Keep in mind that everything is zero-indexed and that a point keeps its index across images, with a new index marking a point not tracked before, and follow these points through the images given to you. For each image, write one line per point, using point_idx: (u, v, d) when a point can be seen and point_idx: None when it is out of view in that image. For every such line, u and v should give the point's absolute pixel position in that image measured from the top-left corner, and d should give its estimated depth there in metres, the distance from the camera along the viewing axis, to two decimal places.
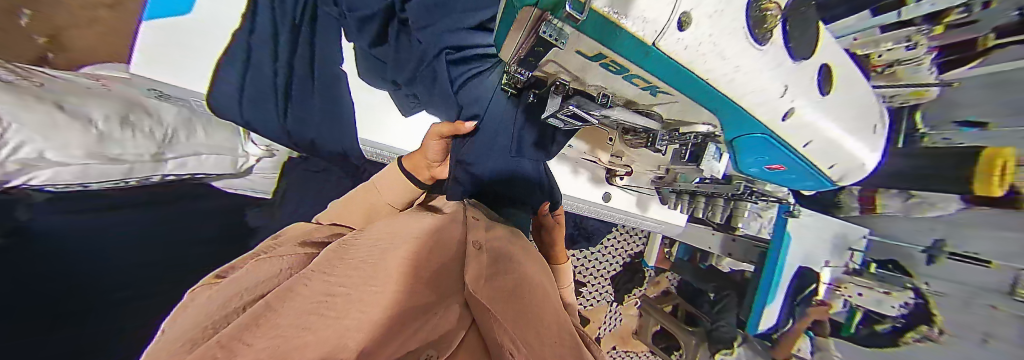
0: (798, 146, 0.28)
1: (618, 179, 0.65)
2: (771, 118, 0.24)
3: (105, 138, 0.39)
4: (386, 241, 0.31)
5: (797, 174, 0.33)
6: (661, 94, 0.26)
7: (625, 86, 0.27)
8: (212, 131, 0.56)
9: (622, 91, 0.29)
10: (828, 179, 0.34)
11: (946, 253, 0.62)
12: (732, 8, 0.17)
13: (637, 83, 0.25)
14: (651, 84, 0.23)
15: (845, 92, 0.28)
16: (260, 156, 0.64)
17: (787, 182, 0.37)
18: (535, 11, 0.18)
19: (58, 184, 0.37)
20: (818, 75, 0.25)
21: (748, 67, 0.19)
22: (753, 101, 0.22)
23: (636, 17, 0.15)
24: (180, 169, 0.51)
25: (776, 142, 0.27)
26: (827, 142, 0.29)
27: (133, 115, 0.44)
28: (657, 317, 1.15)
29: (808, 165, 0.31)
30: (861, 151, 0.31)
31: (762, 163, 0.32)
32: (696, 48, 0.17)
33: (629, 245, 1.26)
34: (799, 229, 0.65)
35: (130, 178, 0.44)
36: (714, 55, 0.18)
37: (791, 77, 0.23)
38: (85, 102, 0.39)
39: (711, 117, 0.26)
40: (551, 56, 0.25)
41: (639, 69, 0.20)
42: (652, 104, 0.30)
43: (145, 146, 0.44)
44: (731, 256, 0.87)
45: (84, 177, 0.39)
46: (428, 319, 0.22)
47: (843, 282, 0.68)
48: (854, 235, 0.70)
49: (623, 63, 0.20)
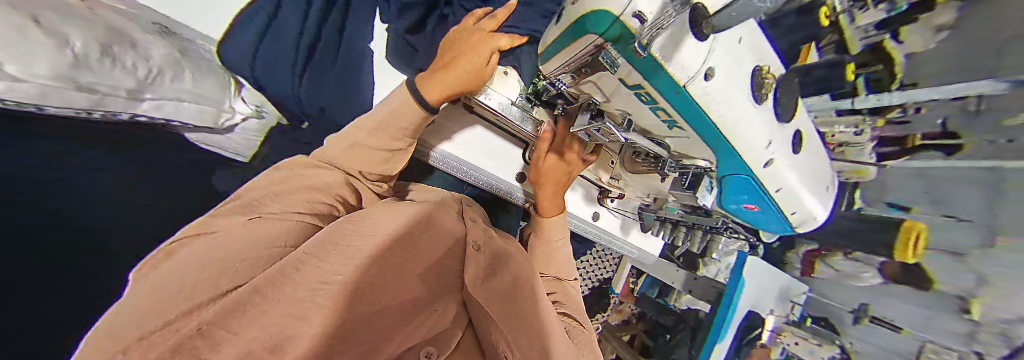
0: (772, 190, 0.34)
1: (609, 201, 0.70)
2: (755, 162, 0.31)
3: (81, 63, 0.36)
4: (389, 233, 0.33)
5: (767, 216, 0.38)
6: (675, 128, 0.32)
7: (648, 116, 0.32)
8: (201, 79, 0.52)
9: (642, 119, 0.34)
10: (790, 227, 0.40)
11: (870, 316, 0.71)
12: (735, 73, 0.25)
13: (659, 114, 0.30)
14: (670, 117, 0.29)
15: (807, 154, 0.34)
16: (247, 115, 0.60)
17: (755, 222, 0.42)
18: (599, 41, 0.24)
19: (8, 100, 0.31)
20: (794, 137, 0.32)
21: (738, 115, 0.27)
22: (741, 142, 0.29)
23: (676, 62, 0.22)
24: (155, 112, 0.46)
25: (755, 184, 0.33)
26: (793, 194, 0.35)
27: (116, 47, 0.41)
28: (614, 345, 1.16)
29: (777, 209, 0.36)
30: (817, 208, 0.37)
31: (741, 202, 0.37)
32: (712, 95, 0.25)
33: (600, 270, 1.28)
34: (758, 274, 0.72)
35: (94, 110, 0.39)
36: (718, 99, 0.25)
37: (777, 134, 0.30)
38: (68, 24, 0.36)
39: (712, 154, 0.33)
40: (592, 79, 0.31)
41: (665, 103, 0.27)
42: (665, 136, 0.36)
43: (122, 80, 0.40)
44: (691, 293, 0.92)
45: (40, 99, 0.33)
46: (426, 315, 0.28)
47: (784, 330, 0.75)
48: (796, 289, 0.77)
49: (654, 95, 0.27)
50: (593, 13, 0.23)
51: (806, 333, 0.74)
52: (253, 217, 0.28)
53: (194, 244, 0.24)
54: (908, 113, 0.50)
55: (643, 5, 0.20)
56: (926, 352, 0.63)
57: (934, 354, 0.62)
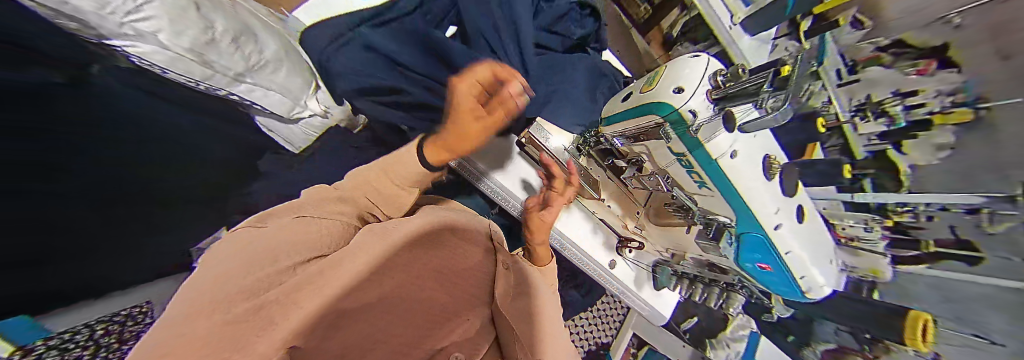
0: (781, 252, 0.36)
1: (627, 251, 0.69)
2: (767, 225, 0.35)
3: (213, 44, 0.44)
4: (440, 249, 0.39)
5: (776, 278, 0.39)
6: (703, 188, 0.39)
7: (683, 176, 0.41)
8: (293, 76, 0.60)
9: (677, 176, 0.42)
10: (802, 293, 0.39)
11: None
12: (755, 155, 0.34)
13: (693, 176, 0.39)
14: (701, 179, 0.38)
15: (815, 229, 0.37)
16: (316, 113, 0.67)
17: (765, 283, 0.42)
18: (660, 119, 0.36)
19: (145, 61, 0.39)
20: (796, 210, 0.36)
21: (757, 186, 0.34)
22: (758, 209, 0.35)
23: (714, 142, 0.32)
24: (245, 94, 0.53)
25: (767, 247, 0.36)
26: (802, 264, 0.37)
27: (244, 38, 0.49)
28: None
29: (789, 275, 0.38)
30: (828, 279, 0.38)
31: (753, 259, 0.40)
32: (735, 168, 0.33)
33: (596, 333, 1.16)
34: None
35: (202, 82, 0.46)
36: (744, 174, 0.34)
37: (783, 203, 0.35)
38: (218, 14, 0.45)
39: (731, 214, 0.38)
40: (646, 142, 0.42)
41: (699, 169, 0.36)
42: (694, 193, 0.42)
43: (235, 64, 0.48)
44: None
45: (169, 65, 0.41)
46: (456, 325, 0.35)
47: None
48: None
49: (692, 162, 0.37)
50: (658, 104, 0.36)
51: None
52: (297, 217, 0.34)
53: (247, 232, 0.30)
54: (911, 221, 0.41)
55: (694, 105, 0.33)
56: None
57: None
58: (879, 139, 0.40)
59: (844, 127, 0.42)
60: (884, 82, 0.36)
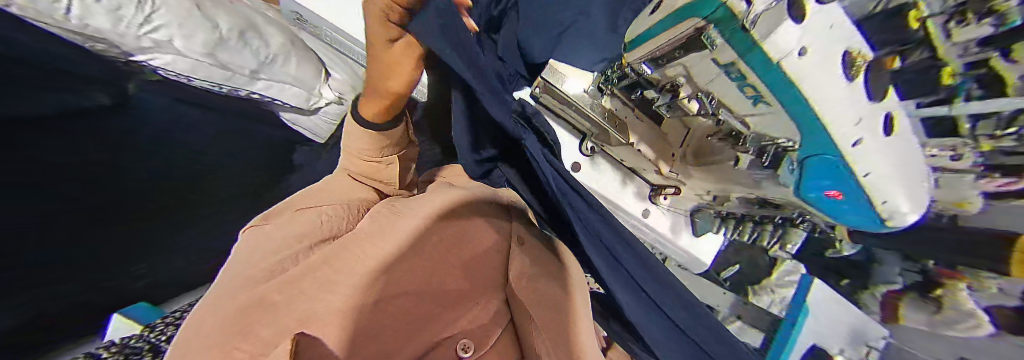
0: (855, 172, 0.30)
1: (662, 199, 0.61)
2: (843, 141, 0.29)
3: (224, 43, 0.46)
4: (450, 235, 0.35)
5: (851, 206, 0.34)
6: (760, 104, 0.34)
7: (734, 92, 0.36)
8: (305, 67, 0.60)
9: (723, 95, 0.38)
10: (880, 221, 0.34)
11: None
12: (831, 50, 0.26)
13: (747, 91, 0.33)
14: (758, 93, 0.32)
15: (907, 142, 0.28)
16: (331, 101, 0.67)
17: (834, 212, 0.37)
18: (701, 22, 0.30)
19: (169, 71, 0.42)
20: (883, 119, 0.28)
21: (835, 92, 0.27)
22: (830, 121, 0.28)
23: (773, 40, 0.26)
24: (265, 91, 0.55)
25: (839, 166, 0.31)
26: (887, 182, 0.30)
27: (251, 34, 0.51)
28: None
29: (864, 198, 0.32)
30: (913, 200, 0.31)
31: (821, 185, 0.35)
32: (802, 72, 0.26)
33: None
34: (825, 303, 0.43)
35: (224, 84, 0.48)
36: (814, 76, 0.26)
37: (867, 111, 0.27)
38: (222, 14, 0.47)
39: (796, 132, 0.33)
40: (682, 59, 0.38)
41: (756, 80, 0.30)
42: (748, 113, 0.37)
43: (249, 61, 0.50)
44: None
45: (193, 72, 0.44)
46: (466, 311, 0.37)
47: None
48: (861, 330, 0.40)
49: (745, 73, 0.31)
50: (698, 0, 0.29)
51: None
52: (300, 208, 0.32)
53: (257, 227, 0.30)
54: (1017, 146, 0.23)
55: None
56: None
57: None
58: (982, 44, 0.20)
59: (928, 26, 0.22)
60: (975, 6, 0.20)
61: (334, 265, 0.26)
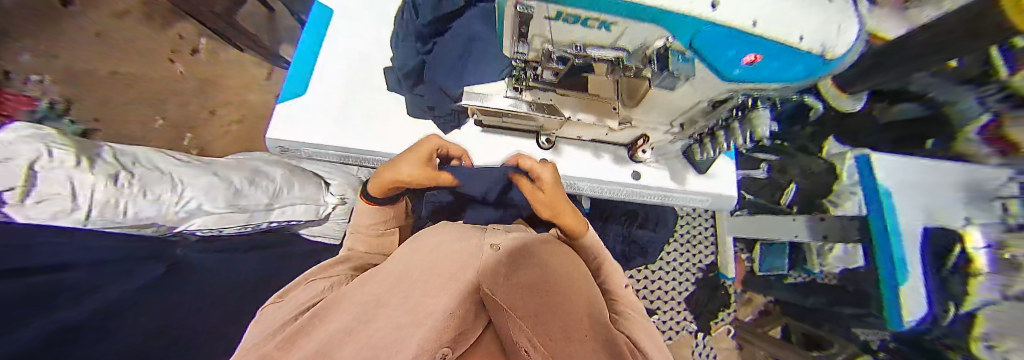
0: (752, 32, 0.20)
1: (642, 153, 0.58)
2: (703, 11, 0.19)
3: (240, 194, 0.55)
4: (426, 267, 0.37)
5: (787, 61, 0.23)
6: (613, 27, 0.25)
7: (587, 32, 0.27)
8: (305, 185, 0.66)
9: (592, 40, 0.29)
10: (819, 61, 0.23)
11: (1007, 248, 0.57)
12: None
13: (591, 24, 0.25)
14: (601, 20, 0.24)
15: None
16: (335, 204, 0.70)
17: (776, 77, 0.26)
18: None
19: (201, 229, 0.53)
20: None
21: None
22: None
23: None
24: (281, 217, 0.63)
25: (741, 34, 0.21)
26: (792, 10, 0.20)
27: (258, 179, 0.60)
28: (760, 344, 0.98)
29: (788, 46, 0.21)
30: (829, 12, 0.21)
31: (734, 60, 0.24)
32: None
33: (700, 256, 1.13)
34: (893, 170, 0.58)
35: (250, 223, 0.58)
36: None
37: None
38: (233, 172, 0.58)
39: (666, 32, 0.23)
40: (530, 31, 0.29)
41: (581, 10, 0.22)
42: (614, 41, 0.28)
43: (261, 198, 0.58)
44: (829, 239, 0.73)
45: (220, 222, 0.54)
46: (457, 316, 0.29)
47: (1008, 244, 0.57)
48: (991, 181, 0.61)
49: (581, 13, 0.23)
50: None
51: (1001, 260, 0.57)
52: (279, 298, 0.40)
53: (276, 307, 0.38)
54: None
55: None
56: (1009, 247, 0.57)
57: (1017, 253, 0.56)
58: None
59: None
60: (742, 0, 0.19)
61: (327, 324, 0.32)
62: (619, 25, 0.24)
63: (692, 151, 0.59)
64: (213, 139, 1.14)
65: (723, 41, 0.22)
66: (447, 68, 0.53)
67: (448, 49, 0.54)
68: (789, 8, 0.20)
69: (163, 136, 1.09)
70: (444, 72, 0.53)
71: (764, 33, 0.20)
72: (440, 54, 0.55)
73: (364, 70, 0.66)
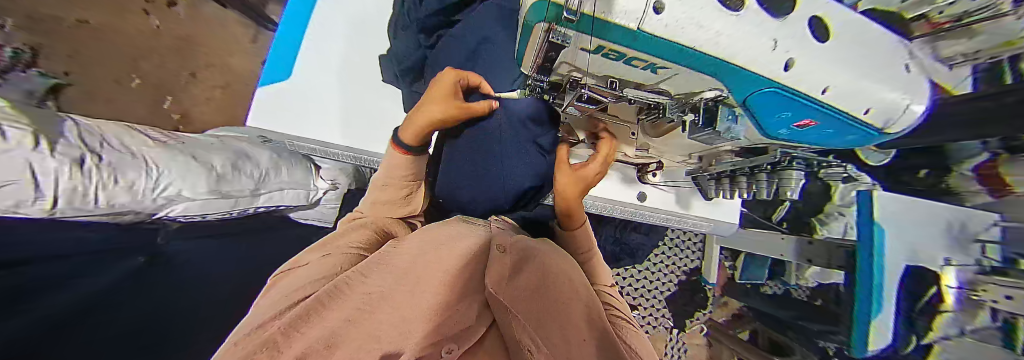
0: (814, 97, 0.25)
1: (651, 176, 0.67)
2: (774, 72, 0.24)
3: (223, 179, 0.54)
4: (429, 261, 0.35)
5: (833, 129, 0.29)
6: (661, 71, 0.28)
7: (633, 71, 0.30)
8: (295, 171, 0.68)
9: (631, 77, 0.32)
10: (879, 133, 0.29)
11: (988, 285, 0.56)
12: None
13: (637, 64, 0.28)
14: (649, 63, 0.27)
15: (844, 43, 0.25)
16: (327, 189, 0.74)
17: (822, 140, 0.32)
18: (548, 27, 0.25)
19: (186, 215, 0.51)
20: (810, 28, 0.24)
21: (731, 30, 0.22)
22: (750, 62, 0.23)
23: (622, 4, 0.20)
24: (267, 202, 0.63)
25: (794, 97, 0.25)
26: (854, 87, 0.25)
27: (241, 161, 0.58)
28: (729, 344, 1.04)
29: (841, 116, 0.27)
30: (900, 94, 0.26)
31: (788, 121, 0.29)
32: (677, 25, 0.21)
33: (684, 260, 1.19)
34: (891, 212, 0.55)
35: (233, 209, 0.58)
36: (688, 26, 0.21)
37: (778, 31, 0.23)
38: (213, 154, 0.55)
39: (718, 83, 0.27)
40: (563, 58, 0.31)
41: (636, 53, 0.25)
42: (658, 84, 0.33)
43: (247, 184, 0.58)
44: (813, 263, 0.74)
45: (204, 210, 0.52)
46: (451, 315, 0.28)
47: (980, 285, 0.57)
48: (977, 223, 0.58)
49: (646, 59, 0.26)
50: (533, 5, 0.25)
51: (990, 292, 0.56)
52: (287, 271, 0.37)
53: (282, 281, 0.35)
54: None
55: None
56: (981, 286, 0.57)
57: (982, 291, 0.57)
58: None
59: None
60: (816, 74, 0.24)
61: (336, 305, 0.28)
62: (696, 79, 0.28)
63: (711, 183, 0.63)
64: (196, 104, 1.08)
65: (788, 105, 0.27)
66: (457, 66, 0.54)
67: (463, 44, 0.53)
68: (859, 84, 0.25)
69: (139, 98, 1.01)
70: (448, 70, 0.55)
71: (827, 100, 0.25)
72: (453, 47, 0.54)
73: (360, 61, 0.74)
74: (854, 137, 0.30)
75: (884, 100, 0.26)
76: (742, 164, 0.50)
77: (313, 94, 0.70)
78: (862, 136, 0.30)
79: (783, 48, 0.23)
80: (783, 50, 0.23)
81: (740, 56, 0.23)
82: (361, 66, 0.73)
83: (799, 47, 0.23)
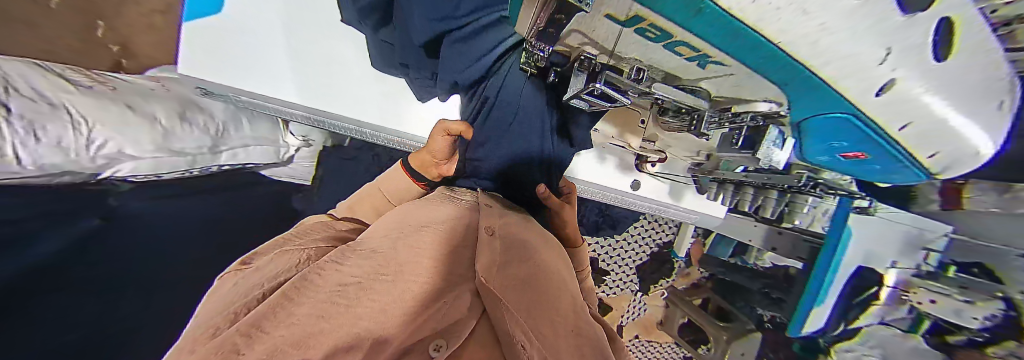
0: (890, 127, 0.22)
1: (650, 166, 0.65)
2: (859, 93, 0.19)
3: (170, 134, 0.54)
4: (409, 230, 0.33)
5: (884, 161, 0.28)
6: (711, 66, 0.23)
7: (664, 56, 0.24)
8: (256, 126, 0.72)
9: (658, 63, 0.26)
10: (926, 172, 0.29)
11: (920, 284, 0.59)
12: None
13: (682, 51, 0.22)
14: (698, 52, 0.21)
15: (975, 64, 0.19)
16: (297, 146, 0.80)
17: (862, 168, 0.32)
18: None
19: (137, 174, 0.53)
20: (944, 46, 0.17)
21: (841, 27, 0.14)
22: (842, 79, 0.18)
23: None
24: (232, 159, 0.66)
25: (865, 124, 0.22)
26: (942, 126, 0.22)
27: (190, 113, 0.59)
28: (684, 309, 1.15)
29: (902, 152, 0.25)
30: (983, 136, 0.24)
31: (839, 146, 0.28)
32: (769, 2, 0.13)
33: (659, 234, 1.26)
34: (867, 225, 0.56)
35: (191, 169, 0.60)
36: (787, 13, 0.13)
37: (907, 36, 0.16)
38: (153, 104, 0.54)
39: (780, 93, 0.23)
40: (578, 22, 0.24)
41: (683, 33, 0.18)
42: (698, 79, 0.28)
43: (201, 140, 0.59)
44: (775, 251, 0.79)
45: (156, 169, 0.54)
46: (439, 307, 0.23)
47: (912, 286, 0.60)
48: (933, 233, 0.61)
49: (696, 45, 0.19)
50: None
51: (948, 286, 0.57)
52: (243, 264, 0.33)
53: (237, 275, 0.31)
54: None
55: None
56: (913, 286, 0.60)
57: (915, 288, 0.60)
58: None
59: None
60: (907, 103, 0.20)
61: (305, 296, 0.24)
62: (752, 82, 0.23)
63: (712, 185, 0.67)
64: (134, 29, 0.91)
65: (849, 129, 0.24)
66: (427, 22, 0.39)
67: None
68: (951, 120, 0.22)
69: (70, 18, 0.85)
70: (418, 18, 0.40)
71: (905, 133, 0.23)
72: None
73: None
74: (901, 174, 0.30)
75: (956, 144, 0.24)
76: (755, 180, 0.50)
77: (264, 39, 0.61)
78: (905, 171, 0.29)
79: (892, 64, 0.17)
80: (890, 68, 0.17)
81: (837, 68, 0.17)
82: (315, 6, 0.62)
83: (914, 67, 0.17)
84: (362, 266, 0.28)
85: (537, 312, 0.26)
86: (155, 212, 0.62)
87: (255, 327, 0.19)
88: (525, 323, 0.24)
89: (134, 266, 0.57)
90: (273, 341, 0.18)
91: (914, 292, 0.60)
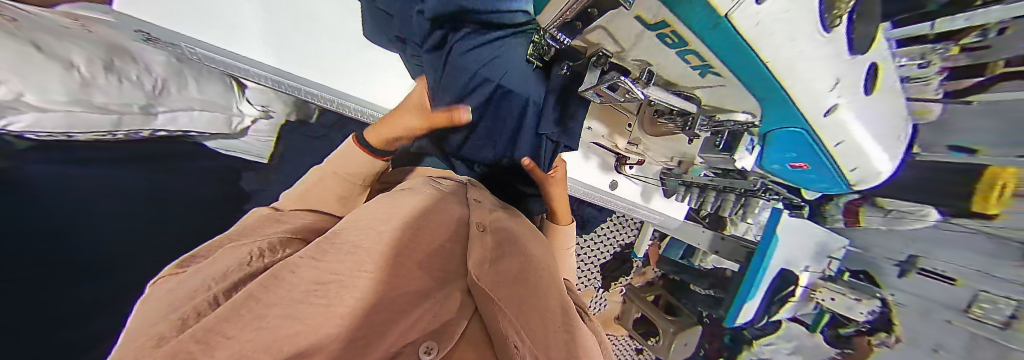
0: (828, 145, 0.28)
1: (627, 168, 0.72)
2: (813, 113, 0.24)
3: (91, 84, 0.47)
4: (382, 223, 0.31)
5: (821, 173, 0.34)
6: (710, 76, 0.26)
7: (673, 63, 0.26)
8: (204, 87, 0.67)
9: (666, 69, 0.29)
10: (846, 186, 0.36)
11: (824, 286, 0.72)
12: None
13: (690, 60, 0.24)
14: (704, 62, 0.23)
15: (881, 99, 0.26)
16: (254, 116, 0.76)
17: (804, 179, 0.38)
18: None
19: (40, 131, 0.42)
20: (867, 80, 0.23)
21: (813, 54, 0.18)
22: (804, 100, 0.22)
23: None
24: (170, 124, 0.60)
25: (811, 140, 0.28)
26: (860, 147, 0.29)
27: (118, 62, 0.53)
28: (639, 305, 1.23)
29: (832, 166, 0.32)
30: (886, 158, 0.31)
31: (788, 158, 0.34)
32: (769, 27, 0.15)
33: (622, 235, 1.35)
34: (791, 230, 0.66)
35: (118, 131, 0.52)
36: (780, 38, 0.16)
37: (847, 70, 0.20)
38: (66, 45, 0.46)
39: (755, 105, 0.27)
40: (600, 19, 0.25)
41: (698, 44, 0.20)
42: (694, 86, 0.30)
43: (136, 96, 0.54)
44: (717, 253, 0.90)
45: (68, 126, 0.45)
46: (427, 307, 0.23)
47: (818, 287, 0.73)
48: (834, 245, 0.73)
49: (703, 55, 0.22)
50: None
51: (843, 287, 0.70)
52: (178, 269, 0.27)
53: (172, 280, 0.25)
54: None
55: None
56: (818, 288, 0.73)
57: (821, 289, 0.72)
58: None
59: None
60: (841, 125, 0.26)
61: (273, 295, 0.21)
62: (736, 95, 0.27)
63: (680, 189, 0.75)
64: None
65: (802, 144, 0.29)
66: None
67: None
68: (864, 143, 0.28)
69: None
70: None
71: (836, 150, 0.29)
72: None
73: None
74: (829, 185, 0.37)
75: (868, 164, 0.31)
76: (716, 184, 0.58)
77: None
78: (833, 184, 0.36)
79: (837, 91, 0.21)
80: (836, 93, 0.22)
81: (801, 91, 0.21)
82: None
83: (848, 94, 0.22)
84: (342, 260, 0.26)
85: (524, 305, 0.27)
86: (92, 176, 0.48)
87: (214, 334, 0.16)
88: (519, 320, 0.24)
89: (78, 230, 0.43)
90: (244, 342, 0.15)
91: (819, 292, 0.73)
